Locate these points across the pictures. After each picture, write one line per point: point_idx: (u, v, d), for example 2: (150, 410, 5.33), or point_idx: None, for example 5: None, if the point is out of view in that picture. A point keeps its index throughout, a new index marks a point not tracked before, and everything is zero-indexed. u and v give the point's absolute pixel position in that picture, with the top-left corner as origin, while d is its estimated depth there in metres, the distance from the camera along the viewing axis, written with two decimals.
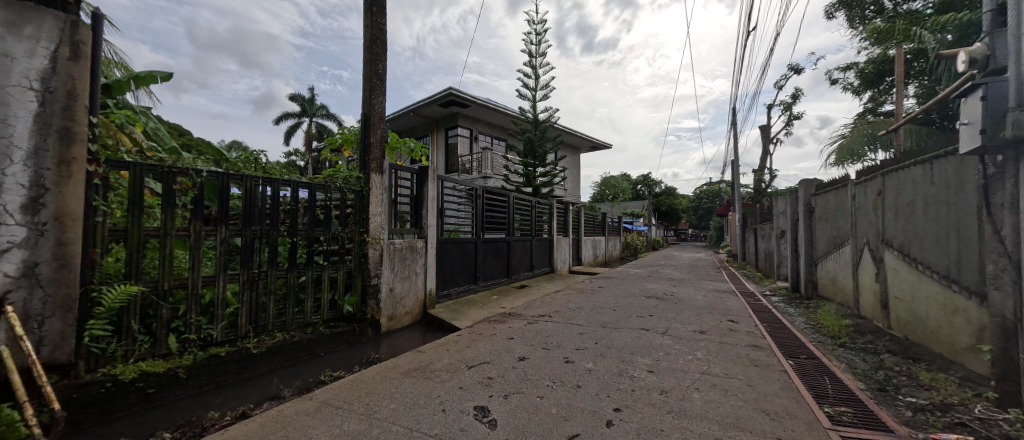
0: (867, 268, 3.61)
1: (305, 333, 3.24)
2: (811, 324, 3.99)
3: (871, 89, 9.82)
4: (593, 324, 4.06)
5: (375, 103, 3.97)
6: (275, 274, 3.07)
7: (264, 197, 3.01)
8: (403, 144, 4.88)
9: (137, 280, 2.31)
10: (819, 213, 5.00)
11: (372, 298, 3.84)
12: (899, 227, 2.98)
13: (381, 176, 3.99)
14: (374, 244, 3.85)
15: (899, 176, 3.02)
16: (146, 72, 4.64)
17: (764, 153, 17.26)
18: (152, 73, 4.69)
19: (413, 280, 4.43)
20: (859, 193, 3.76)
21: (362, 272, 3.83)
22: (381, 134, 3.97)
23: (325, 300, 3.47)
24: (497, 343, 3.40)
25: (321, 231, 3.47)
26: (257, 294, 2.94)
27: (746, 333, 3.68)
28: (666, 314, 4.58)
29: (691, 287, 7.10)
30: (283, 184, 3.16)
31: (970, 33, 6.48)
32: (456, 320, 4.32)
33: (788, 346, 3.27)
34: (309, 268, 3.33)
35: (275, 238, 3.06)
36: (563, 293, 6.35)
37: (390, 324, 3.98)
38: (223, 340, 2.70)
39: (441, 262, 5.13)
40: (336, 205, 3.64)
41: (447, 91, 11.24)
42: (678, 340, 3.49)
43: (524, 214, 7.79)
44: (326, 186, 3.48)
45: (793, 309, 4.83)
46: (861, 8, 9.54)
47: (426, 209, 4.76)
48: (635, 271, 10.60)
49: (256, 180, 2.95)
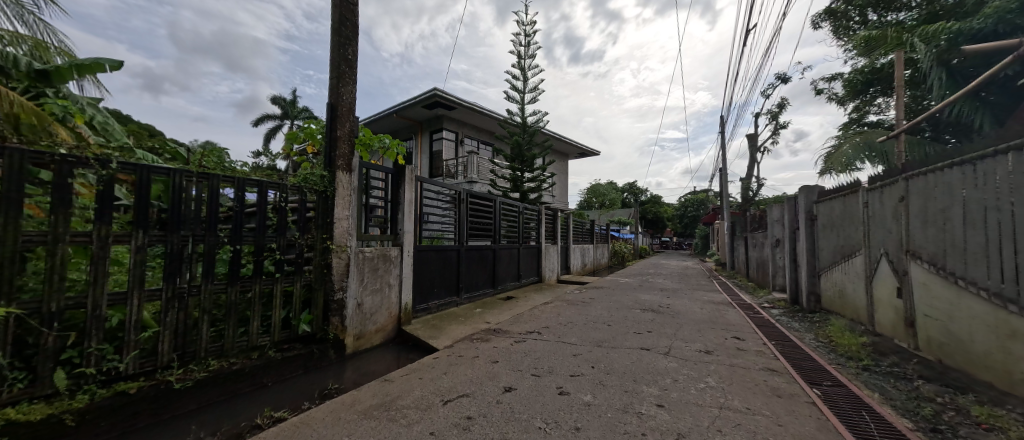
0: (884, 281, 3.30)
1: (249, 358, 2.72)
2: (824, 342, 3.65)
3: (856, 99, 9.89)
4: (588, 343, 3.64)
5: (343, 92, 3.50)
6: (212, 290, 2.56)
7: (199, 195, 2.51)
8: (377, 140, 4.43)
9: (9, 301, 1.81)
10: (822, 220, 4.72)
11: (335, 315, 3.33)
12: (929, 238, 2.68)
13: (348, 175, 3.51)
14: (339, 253, 3.36)
15: (928, 179, 2.72)
16: (93, 60, 4.09)
17: (750, 161, 17.30)
18: (98, 62, 4.14)
19: (386, 294, 3.95)
20: (874, 199, 3.47)
21: (324, 284, 3.31)
22: (349, 128, 3.51)
23: (277, 318, 2.96)
24: (480, 368, 2.94)
25: (275, 238, 2.95)
26: (185, 312, 2.43)
27: (756, 353, 3.33)
28: (665, 330, 4.19)
29: (686, 298, 6.74)
30: (223, 182, 2.66)
31: (959, 42, 6.39)
32: (434, 338, 3.84)
33: (808, 370, 2.92)
34: (257, 281, 2.82)
35: (211, 244, 2.55)
36: (551, 305, 5.89)
37: (356, 345, 3.48)
38: (136, 373, 2.20)
39: (419, 272, 4.64)
40: (295, 208, 3.15)
41: (432, 92, 10.79)
42: (684, 362, 3.09)
43: (511, 220, 7.37)
44: (281, 186, 3.00)
45: (798, 323, 4.50)
46: (846, 18, 9.55)
47: (402, 213, 4.30)
48: (626, 280, 10.20)
49: (188, 175, 2.46)
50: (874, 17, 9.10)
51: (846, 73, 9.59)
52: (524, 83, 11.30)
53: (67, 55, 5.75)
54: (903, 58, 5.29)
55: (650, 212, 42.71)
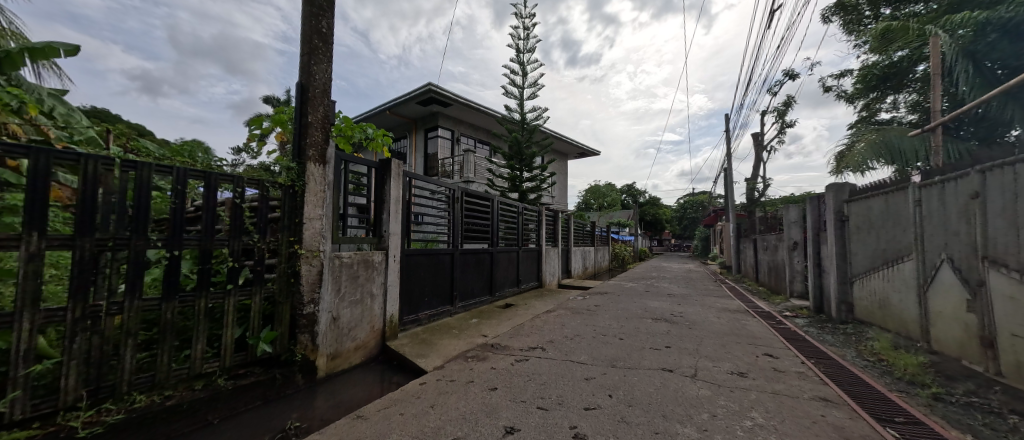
0: (947, 292, 2.84)
1: (191, 390, 2.22)
2: (871, 361, 3.17)
3: (865, 97, 9.48)
4: (600, 363, 3.15)
5: (316, 70, 2.98)
6: (139, 308, 2.05)
7: (122, 188, 2.00)
8: (359, 130, 3.90)
9: None
10: (857, 222, 4.24)
11: (304, 333, 2.80)
12: (1018, 243, 2.23)
13: (322, 167, 2.99)
14: (310, 259, 2.84)
15: (1016, 172, 2.25)
16: (46, 43, 3.58)
17: (754, 161, 16.80)
18: (51, 45, 3.62)
19: (368, 305, 3.44)
20: (931, 196, 3.01)
21: (291, 297, 2.78)
22: (322, 114, 3.01)
23: (229, 339, 2.44)
24: (475, 398, 2.45)
25: (226, 242, 2.43)
26: (102, 337, 1.93)
27: (798, 376, 2.85)
28: (686, 346, 3.69)
29: (698, 306, 6.24)
30: (158, 172, 2.16)
31: (987, 32, 5.75)
32: (423, 357, 3.33)
33: (866, 399, 2.44)
34: (202, 296, 2.30)
35: (139, 250, 2.05)
36: (553, 315, 5.38)
37: (330, 366, 2.97)
38: (28, 418, 1.72)
39: (407, 278, 4.13)
40: (255, 207, 2.65)
41: (426, 87, 10.33)
42: (717, 389, 2.59)
43: (509, 220, 6.86)
44: (235, 178, 2.49)
45: (832, 336, 4.03)
46: (858, 12, 9.14)
47: (388, 213, 3.79)
48: (629, 285, 9.69)
49: (105, 162, 1.95)
50: (886, 12, 8.60)
51: (859, 68, 9.11)
52: (523, 77, 10.87)
53: (21, 40, 5.19)
54: (938, 43, 4.82)
55: (648, 213, 42.26)
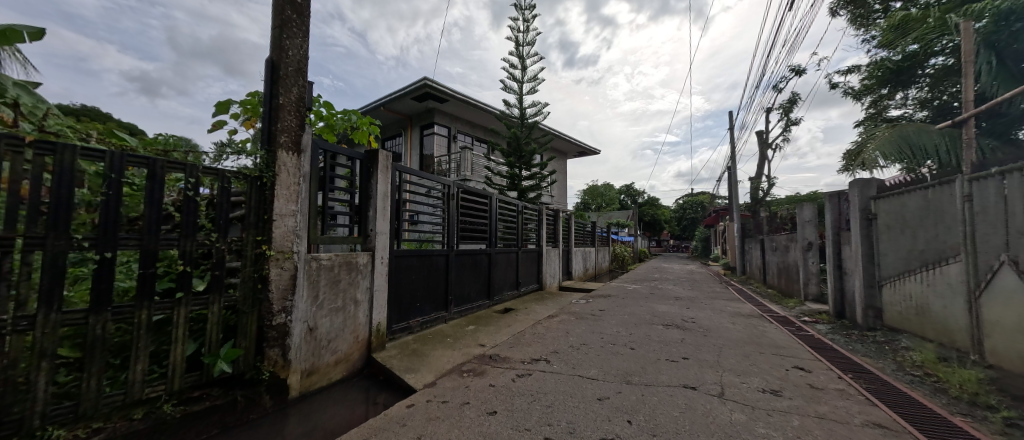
0: (1008, 297, 2.51)
1: (128, 420, 1.85)
2: (917, 375, 2.82)
3: (873, 94, 9.18)
4: (613, 378, 2.78)
5: (288, 45, 2.60)
6: (58, 322, 1.67)
7: (33, 176, 1.62)
8: (343, 117, 3.50)
9: None
10: (887, 220, 3.89)
11: (273, 347, 2.42)
12: None
13: (294, 157, 2.60)
14: (280, 262, 2.46)
15: None
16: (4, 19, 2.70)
17: (758, 161, 16.50)
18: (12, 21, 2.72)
19: (350, 313, 3.06)
20: (986, 190, 2.69)
21: (258, 306, 2.39)
22: (295, 94, 2.62)
23: (179, 357, 2.04)
24: (470, 426, 2.07)
25: (176, 242, 2.05)
26: (7, 359, 1.56)
27: (838, 393, 2.51)
28: (705, 357, 3.33)
29: (708, 310, 5.91)
30: (84, 157, 1.78)
31: (1010, 22, 5.10)
32: (412, 372, 2.96)
33: (924, 424, 2.10)
34: (143, 307, 1.91)
35: (57, 253, 1.67)
36: (556, 320, 5.01)
37: (305, 384, 2.60)
38: None
39: (397, 281, 3.76)
40: (213, 200, 2.26)
41: (422, 82, 9.96)
42: (751, 412, 2.23)
43: (508, 219, 6.49)
44: (187, 167, 2.10)
45: (861, 345, 3.69)
46: (866, 7, 8.85)
47: (375, 210, 3.41)
48: (634, 288, 9.33)
49: (10, 142, 1.58)
50: (898, 5, 8.27)
51: (869, 64, 8.80)
52: (522, 71, 10.52)
53: None
54: (968, 30, 4.45)
55: (648, 213, 41.98)
